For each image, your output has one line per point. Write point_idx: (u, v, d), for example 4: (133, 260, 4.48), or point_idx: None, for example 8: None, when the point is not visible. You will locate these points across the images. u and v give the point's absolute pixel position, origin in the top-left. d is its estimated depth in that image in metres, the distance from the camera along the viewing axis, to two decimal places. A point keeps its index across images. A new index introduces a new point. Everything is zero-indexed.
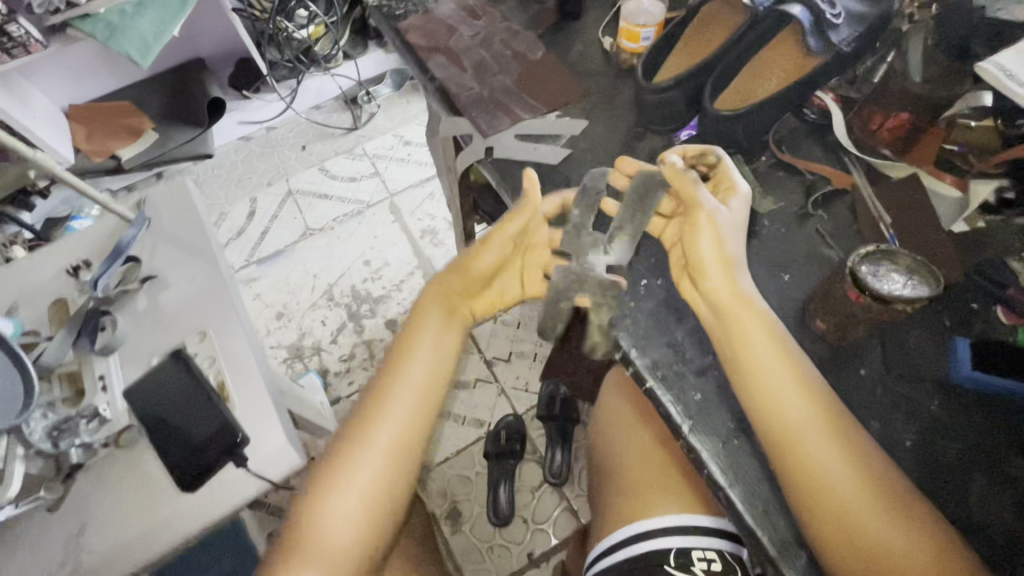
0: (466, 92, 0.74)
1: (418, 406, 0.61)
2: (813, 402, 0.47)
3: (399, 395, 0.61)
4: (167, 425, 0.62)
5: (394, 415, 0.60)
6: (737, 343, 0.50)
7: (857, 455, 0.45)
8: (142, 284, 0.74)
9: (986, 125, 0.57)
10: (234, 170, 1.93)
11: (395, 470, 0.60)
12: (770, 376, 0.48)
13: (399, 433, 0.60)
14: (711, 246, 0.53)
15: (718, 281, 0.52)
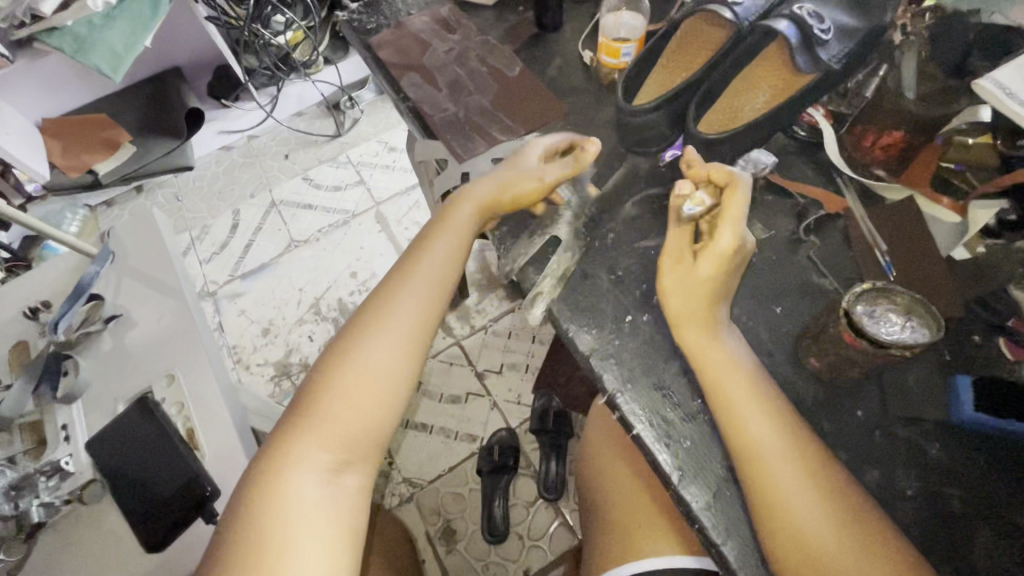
0: (441, 113, 0.71)
1: (431, 303, 0.54)
2: (799, 450, 0.43)
3: (410, 291, 0.54)
4: (131, 479, 0.59)
5: (412, 303, 0.54)
6: (715, 387, 0.46)
7: (846, 509, 0.41)
8: (106, 324, 0.71)
9: (984, 143, 0.55)
10: (216, 181, 1.89)
11: (402, 381, 0.52)
12: (752, 422, 0.44)
13: (417, 323, 0.53)
14: (672, 292, 0.49)
15: (682, 313, 0.48)
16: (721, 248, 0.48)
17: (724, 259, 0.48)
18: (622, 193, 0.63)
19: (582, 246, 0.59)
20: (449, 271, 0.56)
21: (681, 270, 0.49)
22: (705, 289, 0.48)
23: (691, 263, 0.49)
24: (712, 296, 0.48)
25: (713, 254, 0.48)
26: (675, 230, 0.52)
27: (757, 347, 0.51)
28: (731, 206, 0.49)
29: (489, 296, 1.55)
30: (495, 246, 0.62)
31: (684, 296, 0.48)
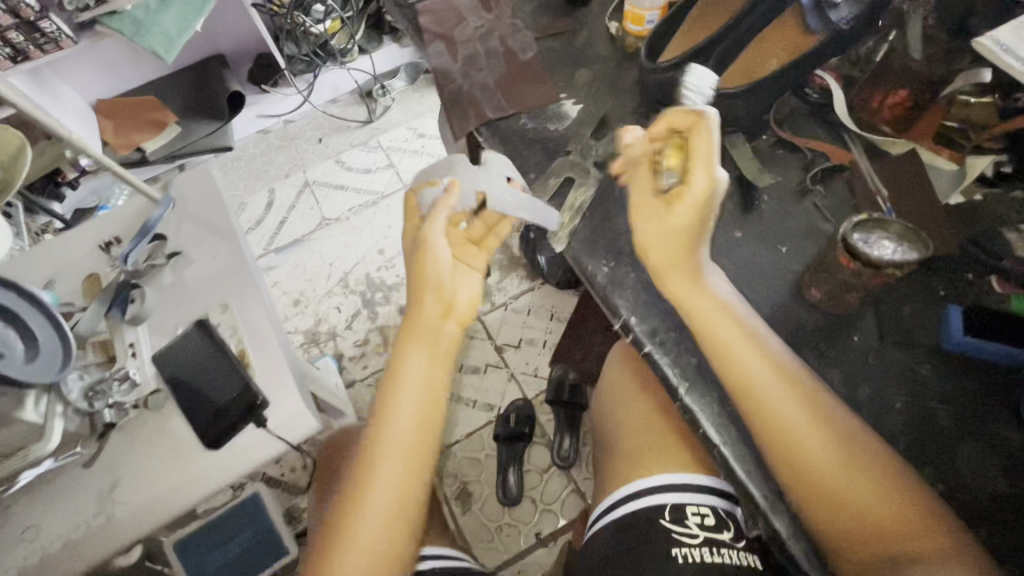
0: (475, 78, 0.77)
1: (410, 441, 0.63)
2: (794, 392, 0.47)
3: (390, 438, 0.62)
4: (191, 388, 0.66)
5: (399, 449, 0.62)
6: (710, 332, 0.50)
7: (847, 447, 0.46)
8: (168, 260, 0.79)
9: (985, 102, 0.58)
10: (253, 162, 1.98)
11: (404, 502, 0.63)
12: (749, 368, 0.48)
13: (404, 467, 0.63)
14: (656, 249, 0.53)
15: (671, 261, 0.53)
16: (696, 193, 0.52)
17: (700, 202, 0.52)
18: None
19: (603, 193, 0.65)
20: (429, 384, 0.65)
21: (656, 222, 0.54)
22: (679, 237, 0.53)
23: (664, 215, 0.53)
24: (688, 242, 0.53)
25: (683, 205, 0.52)
26: (639, 188, 0.58)
27: (762, 280, 0.56)
28: (699, 147, 0.54)
29: (511, 275, 1.61)
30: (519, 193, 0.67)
31: (661, 249, 0.53)
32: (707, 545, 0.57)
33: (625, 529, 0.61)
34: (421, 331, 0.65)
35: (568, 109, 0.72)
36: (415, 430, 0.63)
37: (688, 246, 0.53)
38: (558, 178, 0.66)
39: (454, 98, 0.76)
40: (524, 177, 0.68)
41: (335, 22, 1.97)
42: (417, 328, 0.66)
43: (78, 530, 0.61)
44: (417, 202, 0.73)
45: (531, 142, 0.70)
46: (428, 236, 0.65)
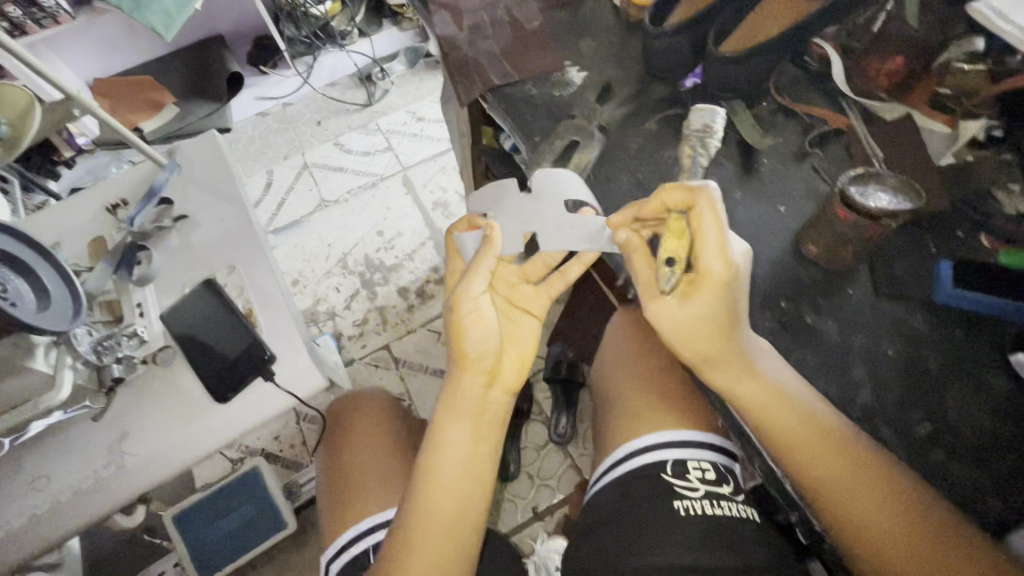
0: (481, 46, 0.78)
1: (457, 488, 0.57)
2: (815, 434, 0.47)
3: (435, 481, 0.57)
4: (203, 343, 0.67)
5: (449, 490, 0.57)
6: (731, 389, 0.50)
7: (875, 480, 0.45)
8: (174, 223, 0.79)
9: (978, 68, 0.58)
10: (252, 144, 1.98)
11: (449, 560, 0.55)
12: (767, 414, 0.48)
13: (449, 517, 0.56)
14: (684, 344, 0.50)
15: (693, 348, 0.49)
16: (713, 280, 0.46)
17: (719, 288, 0.46)
18: (645, 113, 0.69)
19: (607, 155, 0.66)
20: (473, 450, 0.60)
21: (670, 308, 0.48)
22: (703, 322, 0.47)
23: (670, 300, 0.48)
24: (719, 321, 0.47)
25: (706, 290, 0.46)
26: (642, 262, 0.53)
27: (761, 238, 0.58)
28: (705, 223, 0.47)
29: None
30: (526, 155, 0.69)
31: (688, 341, 0.49)
32: (707, 498, 0.56)
33: (628, 483, 0.59)
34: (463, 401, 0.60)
35: (572, 76, 0.74)
36: (463, 476, 0.58)
37: (707, 331, 0.48)
38: (564, 140, 0.67)
39: (460, 66, 0.77)
40: (529, 140, 0.69)
41: (333, 5, 2.00)
42: (455, 394, 0.61)
43: (87, 480, 0.62)
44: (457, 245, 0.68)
45: (537, 107, 0.71)
46: (461, 299, 0.59)
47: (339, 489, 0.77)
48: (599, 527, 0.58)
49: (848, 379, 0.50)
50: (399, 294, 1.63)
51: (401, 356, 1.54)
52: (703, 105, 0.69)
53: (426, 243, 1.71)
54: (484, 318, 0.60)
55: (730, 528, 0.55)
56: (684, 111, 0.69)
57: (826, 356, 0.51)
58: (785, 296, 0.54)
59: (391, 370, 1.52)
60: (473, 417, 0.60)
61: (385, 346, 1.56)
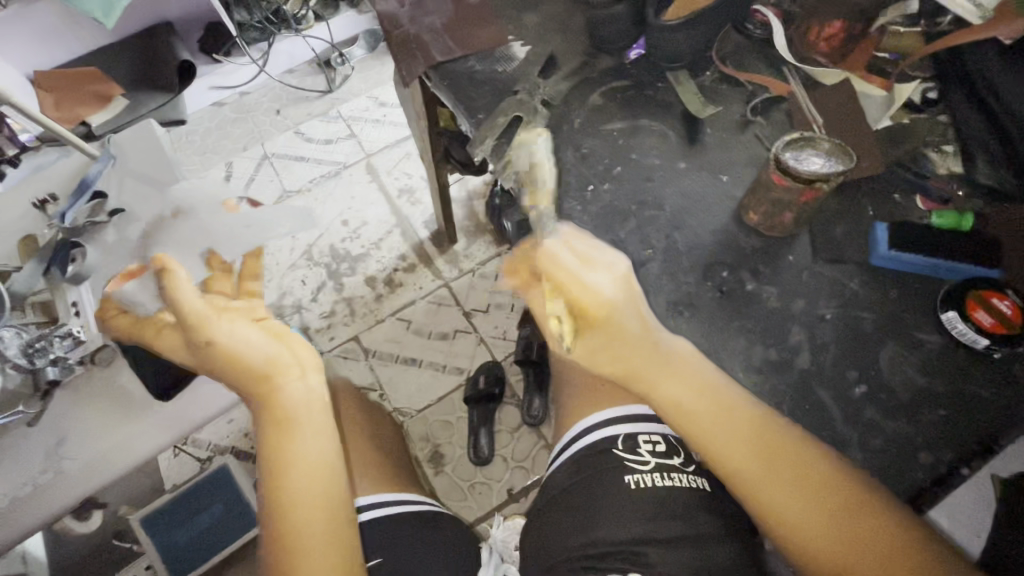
0: (423, 22, 0.76)
1: (325, 489, 0.53)
2: (758, 440, 0.44)
3: (297, 494, 0.52)
4: (140, 342, 0.63)
5: (312, 500, 0.53)
6: (656, 400, 0.46)
7: (812, 481, 0.44)
8: (111, 218, 0.75)
9: (913, 32, 0.61)
10: (209, 135, 1.89)
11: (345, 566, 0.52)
12: (701, 424, 0.45)
13: (328, 520, 0.53)
14: (607, 361, 0.46)
15: (605, 365, 0.46)
16: (591, 305, 0.45)
17: (597, 312, 0.46)
18: (590, 85, 0.68)
19: (552, 130, 0.65)
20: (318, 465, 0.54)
21: (602, 337, 0.45)
22: (605, 353, 0.46)
23: (597, 330, 0.46)
24: (631, 340, 0.46)
25: (582, 318, 0.45)
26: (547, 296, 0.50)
27: (703, 208, 0.57)
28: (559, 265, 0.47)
29: (477, 241, 1.61)
30: (470, 133, 0.67)
31: (609, 361, 0.46)
32: (658, 471, 0.55)
33: (580, 459, 0.58)
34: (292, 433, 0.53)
35: (516, 51, 0.72)
36: (320, 480, 0.53)
37: (629, 358, 0.46)
38: (506, 117, 0.65)
39: (403, 45, 0.75)
40: (472, 117, 0.68)
41: None
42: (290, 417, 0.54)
43: (26, 487, 0.60)
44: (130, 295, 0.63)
45: (480, 84, 0.70)
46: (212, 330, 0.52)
47: None
48: (551, 506, 0.58)
49: (787, 342, 0.50)
50: (366, 284, 1.59)
51: (370, 346, 1.51)
52: (649, 75, 0.68)
53: (392, 231, 1.66)
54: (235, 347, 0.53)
55: (680, 499, 0.54)
56: (630, 82, 0.67)
57: (765, 321, 0.51)
58: (725, 265, 0.54)
59: (361, 361, 1.49)
60: (309, 416, 0.55)
61: (354, 337, 1.53)
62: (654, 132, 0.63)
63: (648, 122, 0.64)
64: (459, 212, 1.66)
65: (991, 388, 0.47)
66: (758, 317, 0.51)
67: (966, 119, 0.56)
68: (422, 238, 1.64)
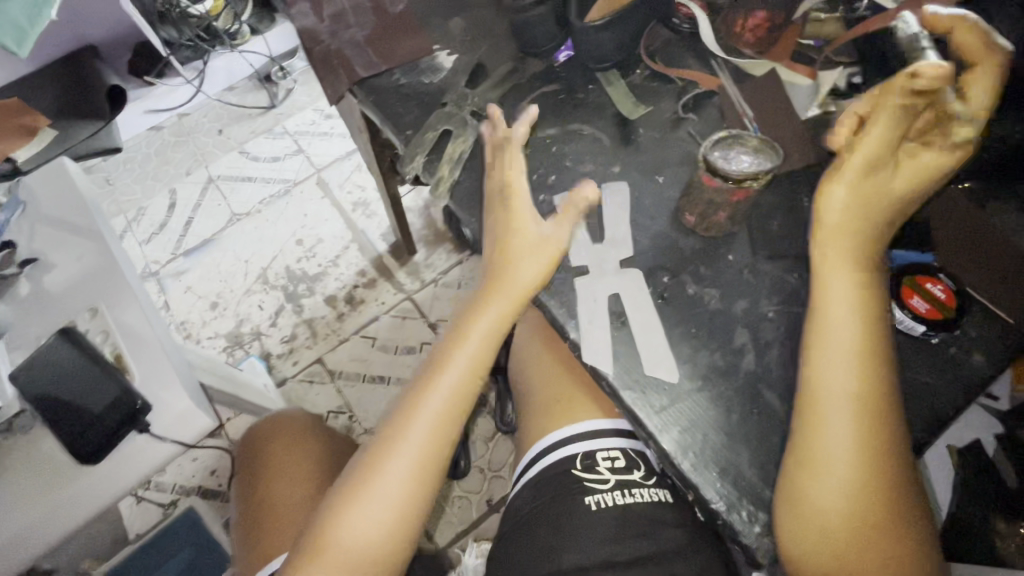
0: (344, 36, 0.72)
1: (425, 449, 0.51)
2: (868, 394, 0.42)
3: (413, 431, 0.51)
4: (63, 403, 0.59)
5: (415, 446, 0.51)
6: (822, 305, 0.44)
7: (880, 456, 0.41)
8: (23, 268, 0.70)
9: (834, 17, 0.61)
10: (148, 162, 1.77)
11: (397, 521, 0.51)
12: (835, 343, 0.43)
13: (415, 470, 0.51)
14: (901, 186, 0.43)
15: (901, 189, 0.43)
16: (926, 155, 0.42)
17: (921, 170, 0.42)
18: (519, 91, 0.66)
19: (483, 141, 0.63)
20: (455, 404, 0.52)
21: (874, 181, 0.43)
22: (870, 206, 0.44)
23: (888, 175, 0.43)
24: (888, 214, 0.44)
25: (914, 163, 0.43)
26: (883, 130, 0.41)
27: (641, 212, 0.56)
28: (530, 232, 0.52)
29: (437, 250, 1.58)
30: (401, 150, 0.65)
31: (860, 207, 0.44)
32: (619, 488, 0.55)
33: (541, 482, 0.57)
34: (452, 360, 0.53)
35: (442, 60, 0.69)
36: (434, 433, 0.52)
37: (868, 233, 0.44)
38: (434, 132, 0.63)
39: (325, 61, 0.72)
40: (401, 133, 0.65)
41: (217, 2, 1.72)
42: (461, 344, 0.53)
43: None
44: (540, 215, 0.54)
45: (407, 98, 0.67)
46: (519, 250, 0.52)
47: (256, 529, 0.71)
48: (516, 535, 0.56)
49: (731, 345, 0.49)
50: (327, 304, 1.54)
51: (336, 368, 1.46)
52: (580, 77, 0.66)
53: (349, 246, 1.61)
54: (553, 243, 0.51)
55: (643, 514, 0.53)
56: (561, 86, 0.66)
57: (708, 325, 0.50)
58: (667, 270, 0.53)
59: (327, 384, 1.45)
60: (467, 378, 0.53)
61: (318, 359, 1.48)
62: (587, 136, 0.62)
63: (580, 126, 0.63)
64: (416, 222, 1.61)
65: (931, 373, 0.46)
66: (701, 320, 0.50)
67: None
68: (380, 251, 1.59)
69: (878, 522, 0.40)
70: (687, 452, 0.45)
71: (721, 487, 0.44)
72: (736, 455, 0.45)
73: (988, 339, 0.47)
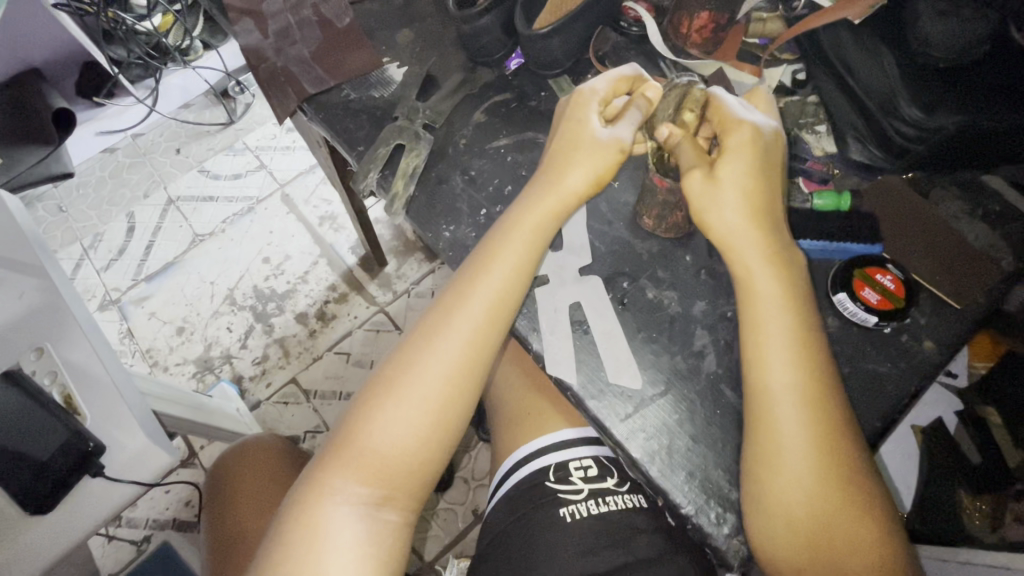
0: (290, 53, 0.71)
1: (459, 361, 0.49)
2: (811, 385, 0.42)
3: (446, 340, 0.49)
4: (13, 452, 0.58)
5: (449, 355, 0.49)
6: (753, 296, 0.45)
7: (834, 450, 0.41)
8: None
9: (775, 16, 0.62)
10: (102, 187, 1.70)
11: (427, 439, 0.48)
12: (772, 325, 0.44)
13: (449, 383, 0.48)
14: (735, 174, 0.45)
15: (729, 177, 0.45)
16: (737, 144, 0.46)
17: (747, 156, 0.45)
18: (471, 101, 0.65)
19: (437, 154, 0.62)
20: (497, 306, 0.49)
21: (700, 186, 0.46)
22: (745, 194, 0.45)
23: (711, 171, 0.46)
24: (756, 202, 0.46)
25: (734, 155, 0.45)
26: (688, 150, 0.48)
27: (597, 219, 0.56)
28: (587, 118, 0.51)
29: (409, 260, 1.56)
30: (354, 165, 0.63)
31: (723, 208, 0.45)
32: (593, 497, 0.54)
33: (515, 496, 0.56)
34: (499, 261, 0.50)
35: (392, 74, 0.69)
36: (467, 347, 0.49)
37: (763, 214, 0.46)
38: (387, 146, 0.61)
39: (272, 79, 0.70)
40: (353, 150, 0.64)
41: (165, 18, 1.66)
42: (503, 248, 0.50)
43: None
44: (590, 104, 0.51)
45: (357, 113, 0.66)
46: (578, 133, 0.51)
47: (225, 564, 0.69)
48: (489, 552, 0.55)
49: (692, 347, 0.49)
50: (298, 322, 1.51)
51: (311, 387, 1.43)
52: (532, 85, 0.66)
53: (318, 261, 1.57)
54: (615, 144, 0.50)
55: (618, 523, 0.53)
56: (513, 95, 0.65)
57: (668, 329, 0.50)
58: (625, 275, 0.53)
59: (303, 404, 1.42)
60: (506, 288, 0.49)
61: (292, 380, 1.44)
62: (541, 145, 0.62)
63: (533, 135, 0.63)
64: (385, 233, 1.59)
65: (886, 363, 0.47)
66: (662, 323, 0.50)
67: (832, 100, 0.56)
68: (350, 265, 1.56)
69: (842, 518, 0.41)
70: (654, 458, 0.45)
71: (689, 491, 0.44)
72: (701, 458, 0.45)
73: (941, 326, 0.48)
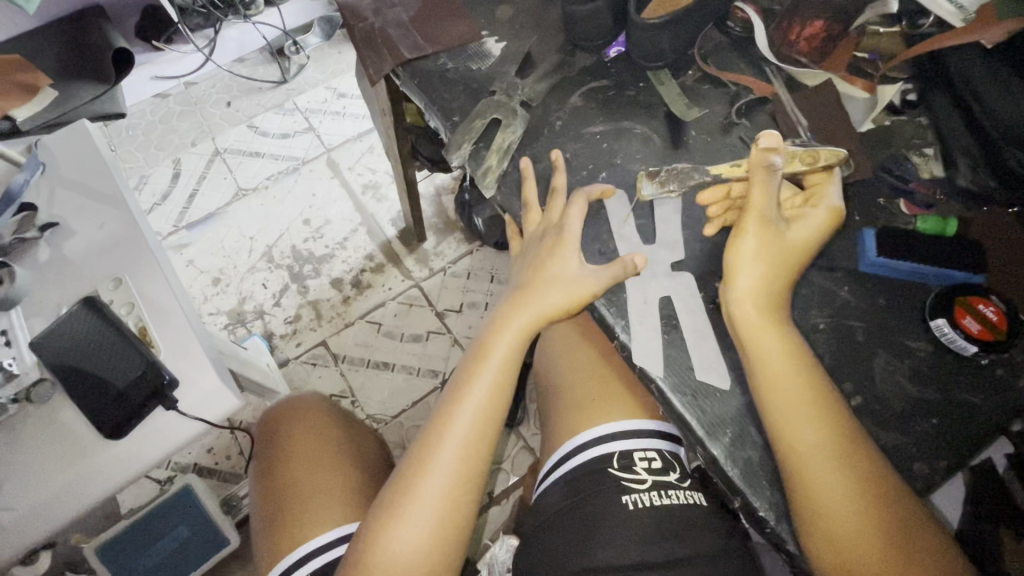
0: (388, 15, 0.70)
1: (461, 461, 0.53)
2: (832, 438, 0.43)
3: (447, 445, 0.53)
4: (88, 375, 0.58)
5: (453, 457, 0.53)
6: (762, 349, 0.47)
7: (881, 499, 0.42)
8: (43, 233, 0.65)
9: (893, 32, 0.60)
10: (151, 130, 1.71)
11: (442, 534, 0.51)
12: (783, 373, 0.45)
13: (457, 478, 0.52)
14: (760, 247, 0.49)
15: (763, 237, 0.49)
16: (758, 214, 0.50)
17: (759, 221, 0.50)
18: (569, 84, 0.65)
19: (531, 134, 0.62)
20: (495, 401, 0.55)
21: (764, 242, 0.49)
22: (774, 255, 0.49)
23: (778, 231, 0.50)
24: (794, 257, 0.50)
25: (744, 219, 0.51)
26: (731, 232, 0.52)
27: (690, 218, 0.56)
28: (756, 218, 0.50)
29: (447, 239, 1.56)
30: (446, 135, 0.63)
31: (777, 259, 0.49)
32: (656, 489, 0.55)
33: (573, 481, 0.57)
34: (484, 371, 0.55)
35: (490, 47, 0.68)
36: (471, 446, 0.53)
37: (782, 287, 0.49)
38: (482, 120, 0.61)
39: (368, 39, 0.69)
40: (447, 120, 0.64)
41: None
42: (490, 355, 0.55)
43: None
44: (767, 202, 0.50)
45: (452, 83, 0.66)
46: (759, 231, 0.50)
47: (278, 508, 0.70)
48: (545, 530, 0.56)
49: None
50: (333, 286, 1.51)
51: (340, 351, 1.44)
52: (631, 75, 0.65)
53: (358, 229, 1.58)
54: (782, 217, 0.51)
55: (680, 516, 0.54)
56: (611, 82, 0.65)
57: None
58: (717, 276, 0.53)
59: (330, 367, 1.43)
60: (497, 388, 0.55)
61: (322, 342, 1.45)
62: (637, 136, 0.61)
63: (630, 124, 0.62)
64: (427, 210, 1.60)
65: (976, 394, 0.47)
66: None
67: (947, 121, 0.55)
68: (389, 237, 1.57)
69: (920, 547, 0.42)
70: (736, 462, 0.45)
71: (771, 497, 0.44)
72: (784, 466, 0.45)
73: None
